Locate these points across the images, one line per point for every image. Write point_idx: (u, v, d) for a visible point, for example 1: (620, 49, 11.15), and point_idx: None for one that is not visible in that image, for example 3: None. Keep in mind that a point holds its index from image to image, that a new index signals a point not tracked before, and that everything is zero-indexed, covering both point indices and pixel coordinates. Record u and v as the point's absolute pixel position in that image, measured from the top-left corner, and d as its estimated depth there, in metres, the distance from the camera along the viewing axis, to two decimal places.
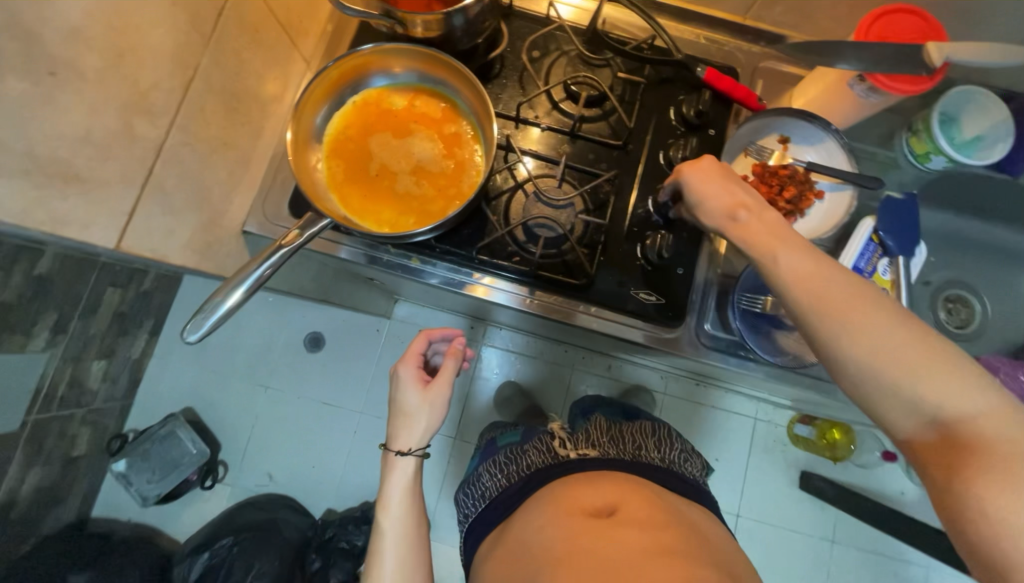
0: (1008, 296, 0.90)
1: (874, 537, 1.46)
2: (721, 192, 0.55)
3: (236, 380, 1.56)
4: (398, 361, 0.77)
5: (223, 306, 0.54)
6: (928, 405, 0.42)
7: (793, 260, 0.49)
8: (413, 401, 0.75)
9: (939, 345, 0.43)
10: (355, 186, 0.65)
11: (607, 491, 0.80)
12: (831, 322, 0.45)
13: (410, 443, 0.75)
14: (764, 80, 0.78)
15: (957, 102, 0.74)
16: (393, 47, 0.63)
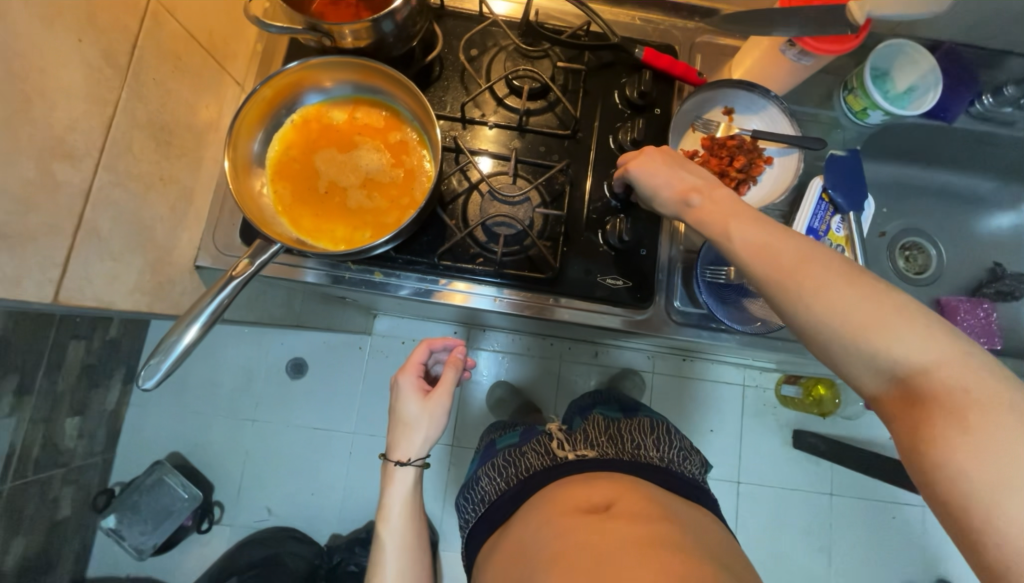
0: (960, 238, 0.95)
1: (869, 486, 1.50)
2: (668, 177, 0.57)
3: (221, 418, 1.52)
4: (399, 371, 0.76)
5: (178, 344, 0.52)
6: (891, 358, 0.41)
7: (747, 233, 0.48)
8: (413, 410, 0.73)
9: (895, 299, 0.42)
10: (304, 207, 0.63)
11: (600, 489, 0.81)
12: (789, 289, 0.45)
13: (410, 453, 0.74)
14: (702, 54, 0.79)
15: (887, 56, 0.77)
16: (324, 61, 0.62)
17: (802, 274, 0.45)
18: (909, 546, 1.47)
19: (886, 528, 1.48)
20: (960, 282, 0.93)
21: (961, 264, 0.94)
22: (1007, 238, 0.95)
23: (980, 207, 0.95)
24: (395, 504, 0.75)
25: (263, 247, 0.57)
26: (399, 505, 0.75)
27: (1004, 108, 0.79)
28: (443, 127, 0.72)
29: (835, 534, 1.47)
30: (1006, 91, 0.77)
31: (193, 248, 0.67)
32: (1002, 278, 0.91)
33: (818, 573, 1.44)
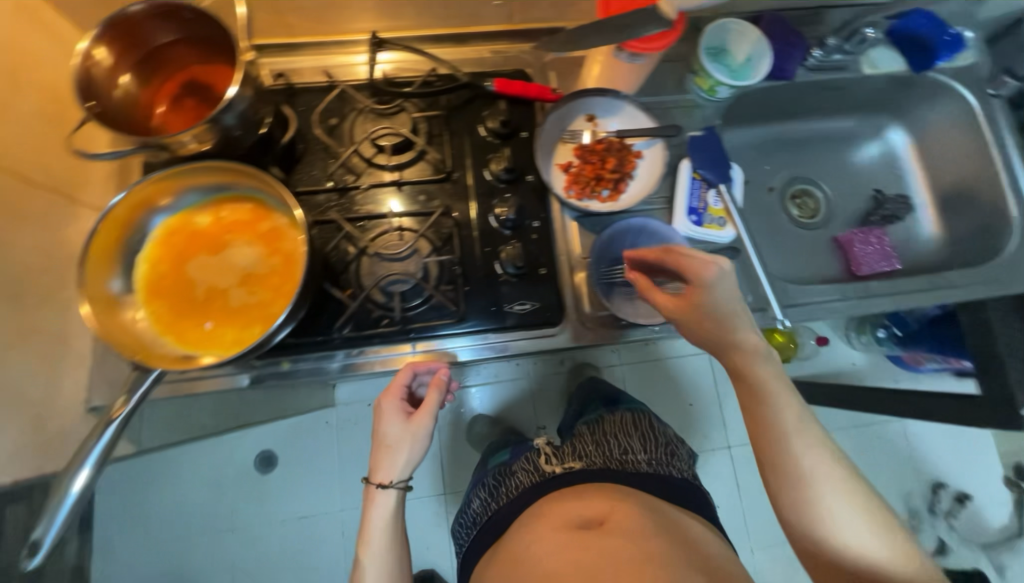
0: (843, 176, 1.01)
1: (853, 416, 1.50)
2: (700, 306, 0.63)
3: (198, 536, 1.43)
4: (381, 393, 0.67)
5: (69, 496, 0.49)
6: (825, 511, 0.58)
7: (754, 387, 0.62)
8: (395, 430, 0.65)
9: (844, 482, 0.59)
10: (187, 320, 0.61)
11: (592, 504, 0.79)
12: (776, 443, 0.61)
13: (393, 475, 0.64)
14: (555, 71, 0.81)
15: (718, 35, 0.81)
16: (172, 172, 0.60)
17: (788, 423, 0.60)
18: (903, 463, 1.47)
19: (878, 451, 1.48)
20: (851, 215, 0.99)
21: (849, 197, 1.00)
22: (882, 164, 1.00)
23: (850, 142, 1.01)
24: (374, 536, 0.65)
25: (142, 375, 0.54)
26: (379, 534, 0.65)
27: (833, 56, 0.84)
28: (320, 201, 0.71)
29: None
30: (828, 42, 0.82)
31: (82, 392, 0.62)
32: (885, 203, 0.96)
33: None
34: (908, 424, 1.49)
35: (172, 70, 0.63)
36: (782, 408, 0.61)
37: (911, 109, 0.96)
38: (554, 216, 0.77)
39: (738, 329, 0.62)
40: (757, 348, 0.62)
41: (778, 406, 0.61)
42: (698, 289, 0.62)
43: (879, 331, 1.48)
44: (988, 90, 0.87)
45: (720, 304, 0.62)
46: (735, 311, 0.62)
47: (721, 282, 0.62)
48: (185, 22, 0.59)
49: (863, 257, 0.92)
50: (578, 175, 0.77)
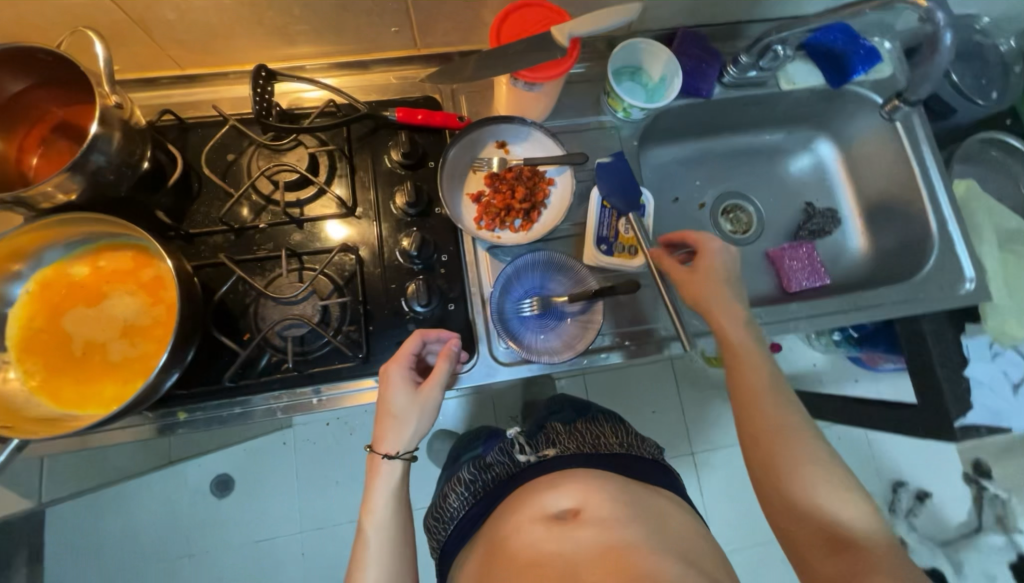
0: (776, 189, 0.99)
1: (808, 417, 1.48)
2: (708, 270, 0.70)
3: (146, 566, 1.28)
4: (391, 362, 0.64)
5: None
6: (799, 467, 0.60)
7: (739, 352, 0.67)
8: (403, 400, 0.63)
9: (817, 442, 0.62)
10: (62, 377, 0.58)
11: (569, 490, 0.72)
12: (751, 402, 0.65)
13: (401, 444, 0.63)
14: (465, 96, 0.79)
15: (628, 57, 0.79)
16: (32, 227, 0.56)
17: (758, 382, 0.65)
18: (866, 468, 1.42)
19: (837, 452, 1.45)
20: (784, 229, 0.97)
21: (782, 211, 0.98)
22: (813, 176, 0.99)
23: (781, 155, 0.99)
24: (378, 505, 0.63)
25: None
26: (380, 504, 0.63)
27: (748, 73, 0.82)
28: (215, 242, 0.69)
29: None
30: (740, 60, 0.80)
31: None
32: (813, 217, 0.96)
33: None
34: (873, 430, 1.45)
35: (36, 119, 0.60)
36: (757, 370, 0.65)
37: (837, 121, 0.95)
38: (465, 249, 0.75)
39: (728, 301, 0.68)
40: (739, 319, 0.68)
41: (753, 370, 0.65)
42: (708, 253, 0.71)
43: (835, 334, 1.39)
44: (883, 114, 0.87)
45: (721, 269, 0.70)
46: (728, 281, 0.70)
47: (724, 255, 0.71)
48: (31, 67, 0.56)
49: (791, 274, 0.91)
50: (487, 205, 0.74)
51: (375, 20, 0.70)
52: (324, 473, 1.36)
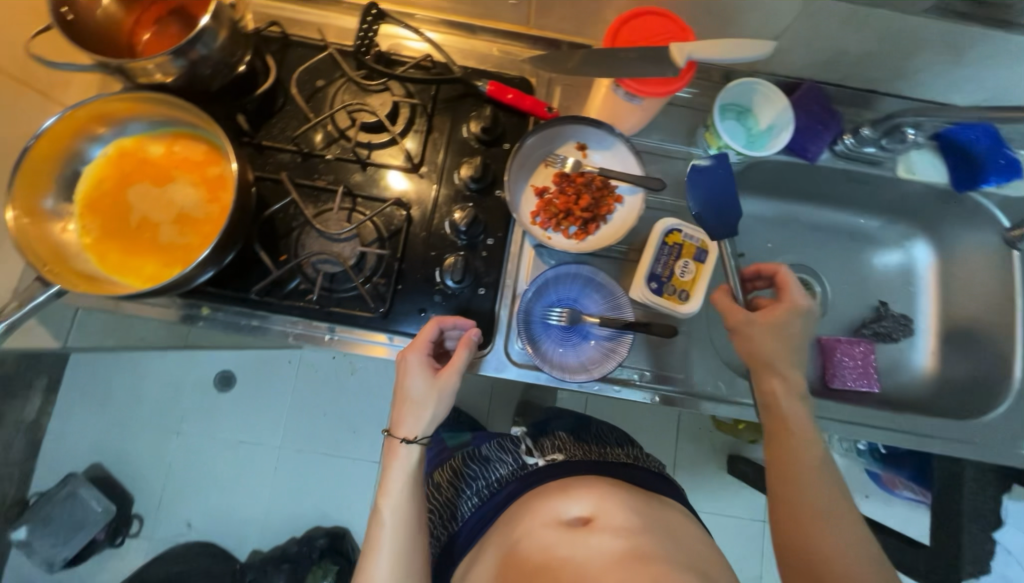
0: (852, 276, 0.91)
1: None
2: (774, 326, 0.64)
3: (143, 429, 1.37)
4: (410, 350, 0.63)
5: None
6: (828, 553, 0.56)
7: (789, 419, 0.62)
8: (419, 387, 0.62)
9: (855, 530, 0.58)
10: (112, 243, 0.61)
11: (579, 496, 0.69)
12: (787, 475, 0.61)
13: (417, 430, 0.63)
14: (561, 87, 0.76)
15: (742, 94, 0.74)
16: (128, 96, 0.59)
17: (806, 460, 0.61)
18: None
19: None
20: (846, 320, 0.90)
21: (851, 301, 0.90)
22: (898, 276, 0.91)
23: (870, 244, 0.91)
24: (398, 484, 0.64)
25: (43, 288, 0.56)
26: (399, 484, 0.64)
27: (865, 148, 0.75)
28: (282, 160, 0.70)
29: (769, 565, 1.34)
30: (862, 132, 0.73)
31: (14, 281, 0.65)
32: (884, 318, 0.87)
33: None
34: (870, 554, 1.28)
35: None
36: (809, 446, 0.61)
37: (945, 226, 0.86)
38: (513, 239, 0.73)
39: (785, 364, 0.64)
40: (795, 388, 0.64)
41: (804, 445, 0.61)
42: (782, 306, 0.65)
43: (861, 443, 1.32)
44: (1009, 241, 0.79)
45: (790, 332, 0.65)
46: (794, 348, 0.65)
47: (800, 317, 0.65)
48: None
49: (843, 369, 0.84)
50: (547, 203, 0.72)
51: None
52: (315, 401, 1.41)
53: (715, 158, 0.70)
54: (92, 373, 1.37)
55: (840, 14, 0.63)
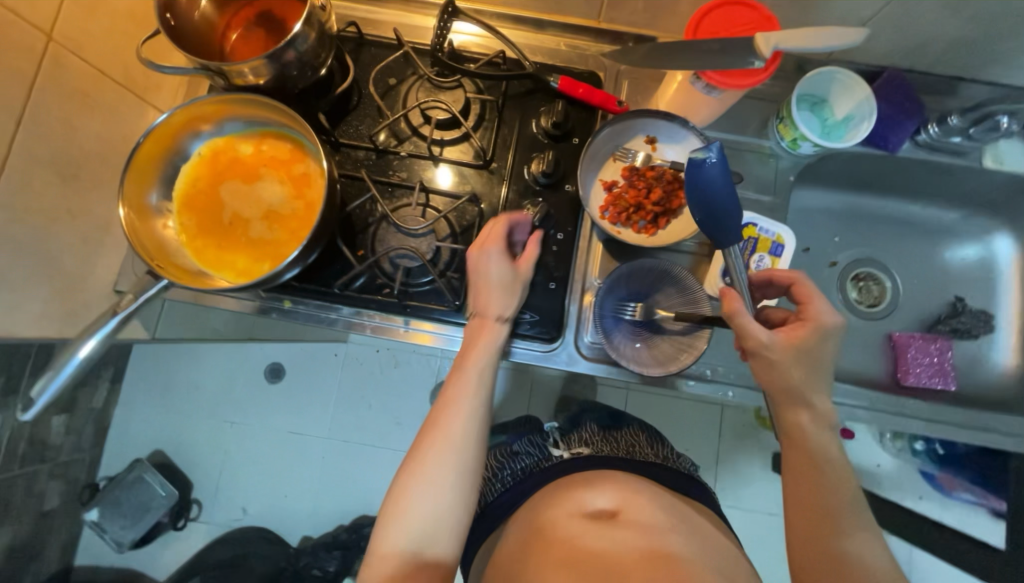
0: (924, 271, 0.88)
1: None
2: (801, 352, 0.56)
3: (203, 416, 1.41)
4: (493, 236, 0.65)
5: (75, 358, 0.54)
6: None
7: (825, 453, 0.56)
8: (504, 270, 0.65)
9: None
10: (207, 239, 0.64)
11: (607, 490, 0.68)
12: (819, 514, 0.55)
13: (502, 308, 0.65)
14: (629, 80, 0.76)
15: (820, 84, 0.72)
16: (226, 98, 0.62)
17: (841, 498, 0.55)
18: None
19: None
20: (919, 316, 0.87)
21: (923, 297, 0.87)
22: (975, 271, 0.87)
23: (945, 237, 0.88)
24: (465, 382, 0.63)
25: (153, 282, 0.59)
26: (466, 382, 0.63)
27: (951, 138, 0.73)
28: (358, 157, 0.72)
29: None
30: (949, 121, 0.71)
31: (114, 275, 0.69)
32: (961, 314, 0.84)
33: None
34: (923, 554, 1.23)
35: None
36: (844, 483, 0.55)
37: None
38: (582, 233, 0.74)
39: (813, 393, 0.57)
40: (824, 421, 0.57)
41: (835, 482, 0.55)
42: (807, 326, 0.57)
43: (916, 442, 1.20)
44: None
45: (818, 354, 0.57)
46: (823, 373, 0.57)
47: (830, 335, 0.57)
48: None
49: (917, 369, 0.81)
50: (618, 198, 0.72)
51: None
52: (360, 392, 1.43)
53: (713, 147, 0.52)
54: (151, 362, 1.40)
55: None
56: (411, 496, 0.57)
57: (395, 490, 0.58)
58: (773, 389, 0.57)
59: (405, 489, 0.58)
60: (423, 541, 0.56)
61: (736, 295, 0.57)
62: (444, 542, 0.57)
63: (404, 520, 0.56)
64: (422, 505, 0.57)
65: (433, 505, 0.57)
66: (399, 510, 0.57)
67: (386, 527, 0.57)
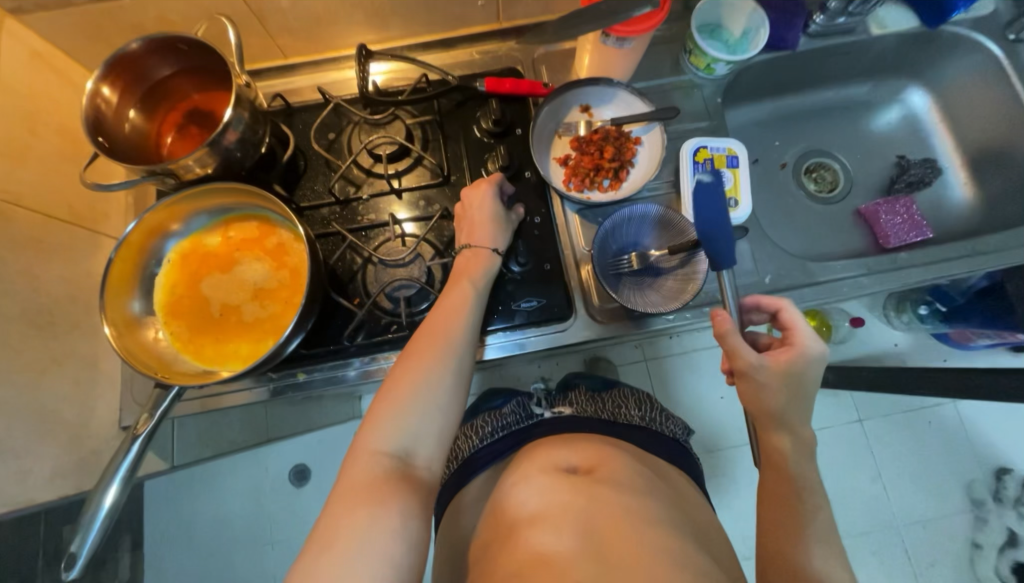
0: (861, 145, 0.95)
1: (894, 399, 1.31)
2: (787, 377, 0.57)
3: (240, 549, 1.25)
4: (488, 178, 0.70)
5: (101, 508, 0.51)
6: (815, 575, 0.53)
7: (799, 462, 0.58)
8: (497, 209, 0.69)
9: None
10: (204, 336, 0.63)
11: (581, 451, 0.69)
12: (790, 494, 0.58)
13: (497, 241, 0.68)
14: (546, 65, 0.81)
15: (711, 11, 0.78)
16: (182, 197, 0.62)
17: (815, 525, 0.56)
18: (957, 449, 1.26)
19: (930, 440, 1.27)
20: (874, 184, 0.93)
21: (871, 166, 0.94)
22: (902, 128, 0.95)
23: (867, 109, 0.96)
24: (460, 301, 0.63)
25: (164, 393, 0.58)
26: (462, 302, 0.63)
27: (836, 20, 0.80)
28: (323, 214, 0.73)
29: (880, 459, 1.26)
30: (830, 6, 0.78)
31: (115, 412, 0.66)
32: (910, 169, 0.91)
33: (878, 502, 1.24)
34: (960, 404, 1.28)
35: (174, 102, 0.67)
36: (815, 512, 0.57)
37: (930, 69, 0.90)
38: (555, 211, 0.76)
39: (794, 416, 0.59)
40: (802, 443, 0.59)
41: (813, 504, 0.57)
42: (792, 352, 0.58)
43: (921, 308, 1.29)
44: (1009, 34, 0.81)
45: (800, 382, 0.58)
46: (805, 397, 0.58)
47: (813, 363, 0.58)
48: (180, 52, 0.62)
49: (893, 228, 0.86)
50: (576, 168, 0.75)
51: None
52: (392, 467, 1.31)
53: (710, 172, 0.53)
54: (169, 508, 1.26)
55: None
56: (400, 401, 0.55)
57: (383, 390, 0.56)
58: (755, 403, 0.58)
59: (393, 390, 0.56)
60: (409, 446, 0.54)
61: (726, 316, 0.58)
62: (429, 456, 0.55)
63: (389, 422, 0.54)
64: (412, 412, 0.55)
65: (424, 412, 0.55)
66: (385, 412, 0.54)
67: (367, 429, 0.54)
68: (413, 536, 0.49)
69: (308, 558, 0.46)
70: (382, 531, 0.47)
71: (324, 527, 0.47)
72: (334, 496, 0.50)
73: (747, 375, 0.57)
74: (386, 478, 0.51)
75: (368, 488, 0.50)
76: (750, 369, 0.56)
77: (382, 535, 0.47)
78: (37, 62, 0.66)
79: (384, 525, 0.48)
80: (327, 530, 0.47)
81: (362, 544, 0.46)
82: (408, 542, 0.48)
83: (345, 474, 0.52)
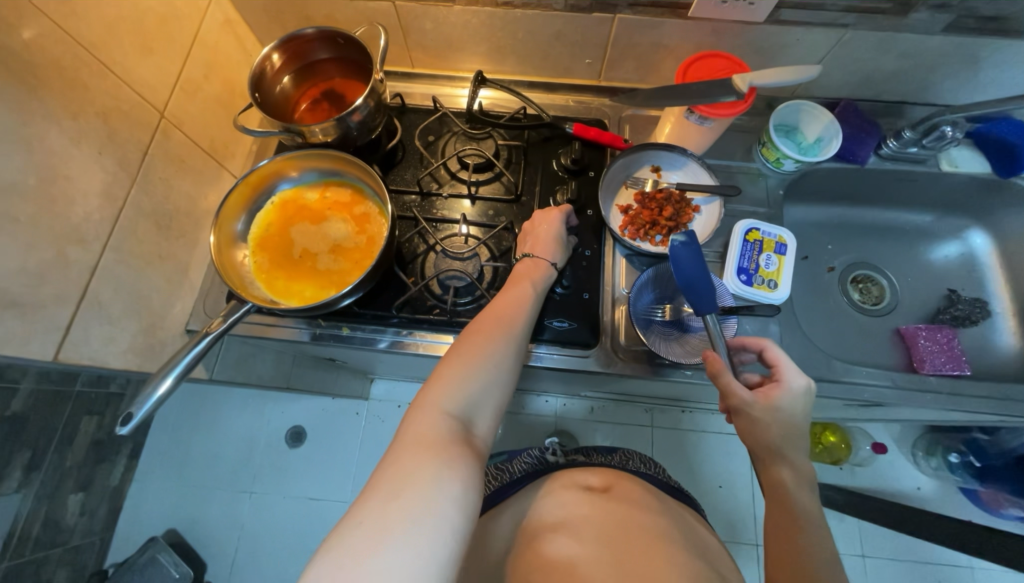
0: (911, 269, 0.98)
1: (907, 543, 1.23)
2: (779, 412, 0.58)
3: (220, 490, 1.29)
4: (559, 207, 0.79)
5: (153, 395, 0.57)
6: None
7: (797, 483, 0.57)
8: (561, 232, 0.76)
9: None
10: (280, 270, 0.72)
11: (599, 474, 0.71)
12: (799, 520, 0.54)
13: (553, 257, 0.74)
14: (630, 125, 0.90)
15: (790, 114, 0.86)
16: (302, 153, 0.75)
17: (819, 553, 0.52)
18: None
19: None
20: (920, 310, 0.94)
21: (919, 292, 0.96)
22: (959, 265, 0.96)
23: (927, 238, 0.98)
24: (521, 298, 0.68)
25: (239, 306, 0.65)
26: (523, 298, 0.68)
27: (908, 148, 0.86)
28: (406, 200, 0.83)
29: None
30: (903, 135, 0.84)
31: (186, 315, 0.76)
32: (957, 303, 0.92)
33: None
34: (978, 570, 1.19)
35: (319, 80, 0.80)
36: (817, 543, 0.53)
37: (999, 213, 0.92)
38: (606, 251, 0.83)
39: (792, 450, 0.58)
40: (805, 479, 0.57)
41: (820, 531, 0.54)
42: (780, 387, 0.60)
43: (952, 455, 1.22)
44: None
45: (793, 420, 0.59)
46: (801, 435, 0.59)
47: (801, 400, 0.60)
48: (339, 44, 0.76)
49: (928, 353, 0.85)
50: (635, 218, 0.81)
51: (576, 51, 0.85)
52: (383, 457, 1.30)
53: (686, 233, 0.66)
54: (172, 434, 1.32)
55: (869, 42, 0.77)
56: (467, 370, 0.58)
57: (444, 361, 0.59)
58: (748, 440, 0.60)
59: (457, 361, 0.59)
60: (469, 412, 0.56)
61: (717, 355, 0.62)
62: (485, 427, 0.57)
63: (456, 386, 0.56)
64: (475, 380, 0.57)
65: (484, 382, 0.58)
66: (451, 375, 0.57)
67: (432, 391, 0.56)
68: (475, 495, 0.49)
69: (376, 496, 0.45)
70: (449, 484, 0.47)
71: (391, 472, 0.47)
72: (400, 447, 0.50)
73: (741, 406, 0.59)
74: (452, 436, 0.52)
75: (434, 442, 0.50)
76: (743, 400, 0.59)
77: (447, 484, 0.47)
78: (226, 26, 0.81)
79: (449, 479, 0.47)
80: (397, 473, 0.47)
81: (431, 488, 0.46)
82: (470, 498, 0.48)
83: (410, 428, 0.52)
